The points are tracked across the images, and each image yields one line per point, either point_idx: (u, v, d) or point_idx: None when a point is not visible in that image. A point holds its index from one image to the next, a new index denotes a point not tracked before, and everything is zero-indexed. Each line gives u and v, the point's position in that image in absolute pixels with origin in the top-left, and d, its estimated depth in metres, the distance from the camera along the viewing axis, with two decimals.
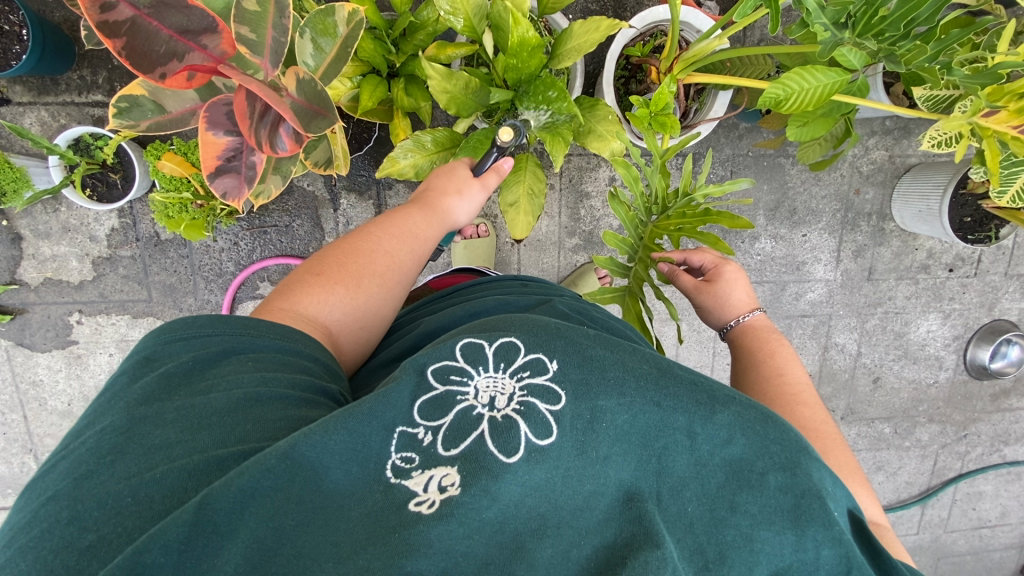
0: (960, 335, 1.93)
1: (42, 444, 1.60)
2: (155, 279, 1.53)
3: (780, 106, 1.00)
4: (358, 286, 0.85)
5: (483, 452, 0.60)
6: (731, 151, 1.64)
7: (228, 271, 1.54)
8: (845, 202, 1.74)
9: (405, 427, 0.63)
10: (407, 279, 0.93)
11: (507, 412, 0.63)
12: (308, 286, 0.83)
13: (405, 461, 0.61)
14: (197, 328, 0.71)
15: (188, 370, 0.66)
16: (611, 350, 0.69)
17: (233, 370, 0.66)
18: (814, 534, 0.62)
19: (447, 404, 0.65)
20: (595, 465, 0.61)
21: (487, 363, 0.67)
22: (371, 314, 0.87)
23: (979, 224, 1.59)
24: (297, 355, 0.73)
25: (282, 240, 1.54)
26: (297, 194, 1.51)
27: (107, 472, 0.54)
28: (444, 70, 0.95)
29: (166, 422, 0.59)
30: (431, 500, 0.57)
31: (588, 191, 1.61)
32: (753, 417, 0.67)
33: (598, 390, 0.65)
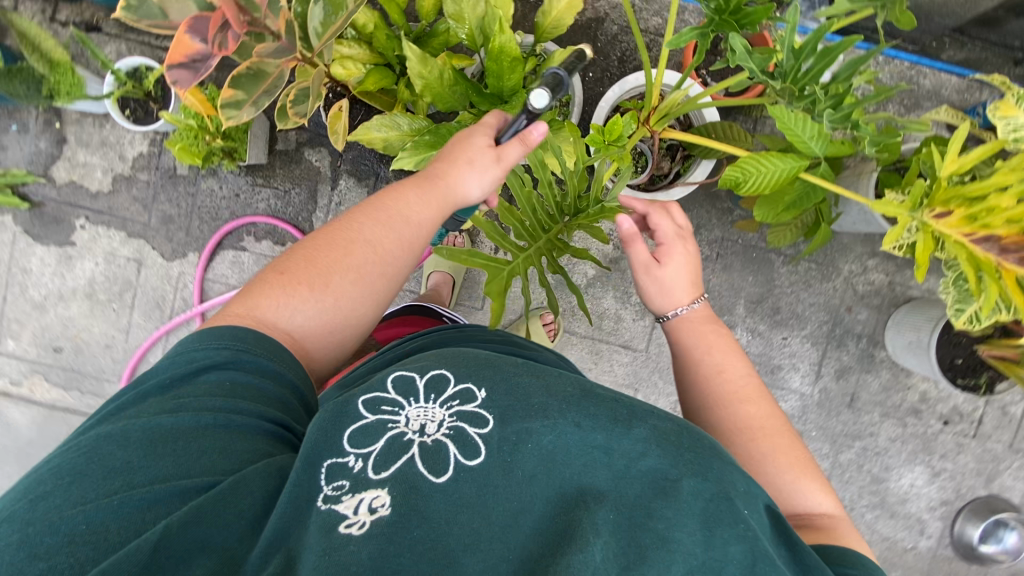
0: (949, 502, 1.72)
1: (10, 327, 1.72)
2: (158, 208, 1.67)
3: (740, 189, 1.05)
4: (326, 286, 0.86)
5: (412, 472, 0.68)
6: (721, 234, 1.65)
7: (223, 217, 1.67)
8: (834, 316, 1.67)
9: (336, 457, 0.70)
10: (386, 267, 0.92)
11: (434, 437, 0.71)
12: (272, 288, 0.85)
13: (333, 489, 0.68)
14: (188, 344, 0.77)
15: (169, 386, 0.73)
16: (540, 379, 0.76)
17: (207, 391, 0.73)
18: (721, 533, 0.62)
19: (376, 434, 0.72)
20: (518, 483, 0.67)
21: (417, 394, 0.76)
22: (345, 311, 0.88)
23: (971, 371, 1.47)
24: (274, 381, 0.78)
25: (278, 202, 1.66)
26: (304, 166, 1.65)
27: (65, 495, 0.61)
28: (421, 55, 1.06)
29: (130, 442, 0.66)
30: (360, 521, 0.64)
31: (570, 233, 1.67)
32: (669, 429, 0.70)
33: (520, 413, 0.71)
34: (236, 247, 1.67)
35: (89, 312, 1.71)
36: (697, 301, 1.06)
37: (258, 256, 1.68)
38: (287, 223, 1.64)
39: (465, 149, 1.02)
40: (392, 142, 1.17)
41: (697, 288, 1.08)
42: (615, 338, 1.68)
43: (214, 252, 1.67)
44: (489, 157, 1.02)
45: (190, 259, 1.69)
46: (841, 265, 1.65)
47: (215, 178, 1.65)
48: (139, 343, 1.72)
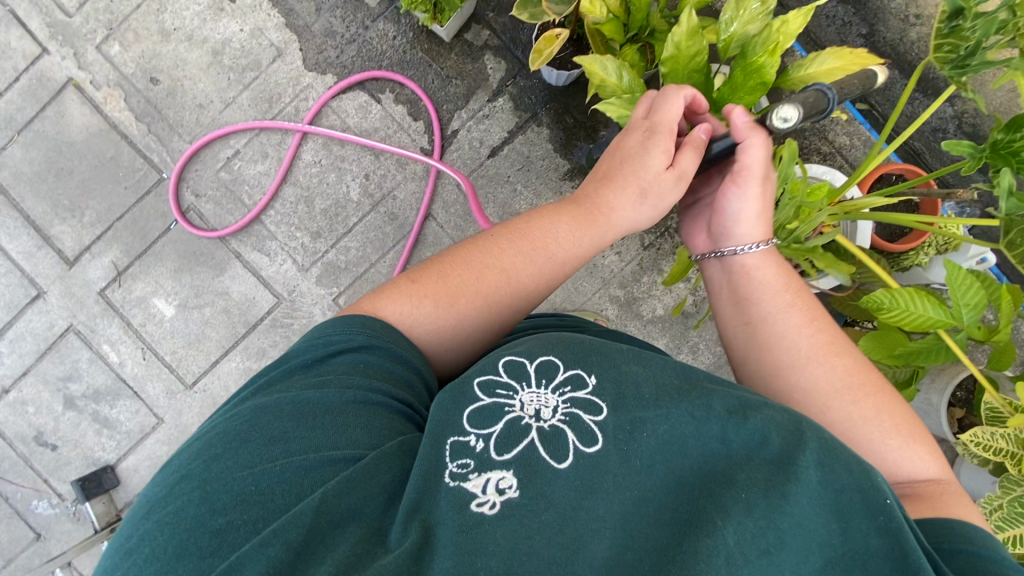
0: None
1: (124, 33, 1.66)
2: (327, 19, 1.64)
3: (879, 313, 1.09)
4: (450, 302, 0.89)
5: (534, 456, 0.69)
6: None
7: (377, 63, 1.65)
8: None
9: (457, 436, 0.71)
10: (513, 299, 0.94)
11: (552, 423, 0.71)
12: (400, 293, 0.89)
13: (458, 466, 0.69)
14: (321, 329, 0.81)
15: (306, 364, 0.77)
16: (643, 365, 0.76)
17: (343, 370, 0.76)
18: (858, 525, 0.61)
19: (495, 416, 0.72)
20: (638, 474, 0.67)
21: (529, 379, 0.75)
22: (462, 327, 0.91)
23: None
24: (401, 364, 0.80)
25: (433, 81, 1.65)
26: (476, 65, 1.64)
27: (233, 458, 0.65)
28: (694, 28, 1.05)
29: (282, 414, 0.69)
30: (490, 501, 0.66)
31: (663, 267, 1.68)
32: (784, 421, 0.67)
33: (635, 403, 0.71)
34: (373, 95, 1.65)
35: (204, 66, 1.66)
36: (768, 242, 0.97)
37: (386, 114, 1.65)
38: (432, 103, 1.63)
39: (627, 159, 1.00)
40: (607, 86, 1.15)
41: (765, 227, 0.98)
42: None
43: (350, 87, 1.65)
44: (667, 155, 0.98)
45: (325, 79, 1.66)
46: None
47: (395, 25, 1.64)
48: (230, 121, 1.67)
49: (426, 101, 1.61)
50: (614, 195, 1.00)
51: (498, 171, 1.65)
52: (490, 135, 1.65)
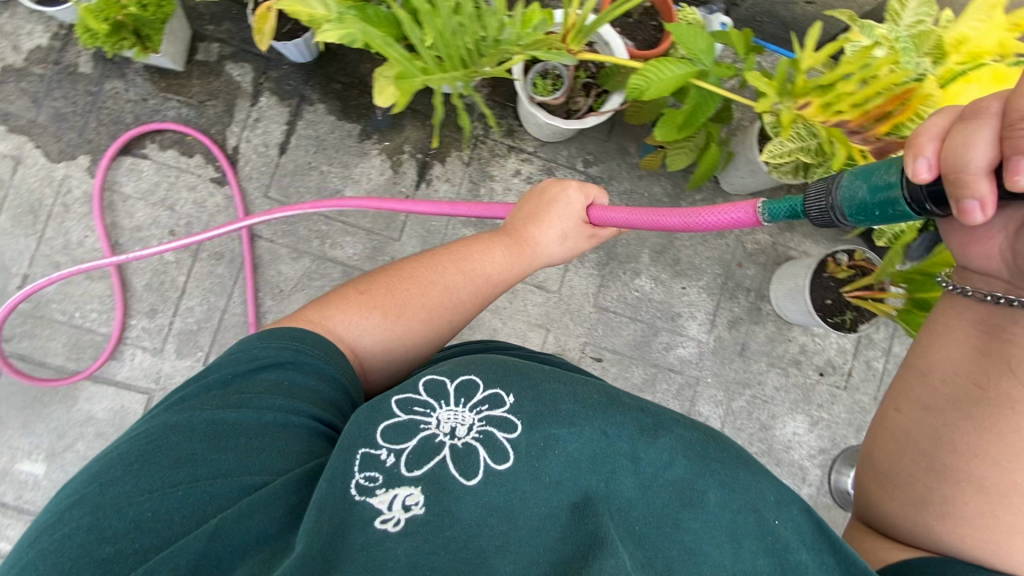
0: (826, 450, 1.86)
1: None
2: (50, 105, 1.54)
3: (642, 96, 1.18)
4: (394, 317, 0.96)
5: (445, 474, 0.73)
6: (630, 186, 1.78)
7: (125, 121, 1.57)
8: (726, 270, 1.83)
9: (368, 448, 0.74)
10: (456, 314, 1.03)
11: (467, 440, 0.75)
12: (343, 305, 0.95)
13: (367, 479, 0.72)
14: (248, 342, 0.83)
15: (222, 383, 0.80)
16: (564, 381, 0.81)
17: (266, 386, 0.79)
18: (748, 546, 0.69)
19: (410, 431, 0.76)
20: (547, 488, 0.72)
21: (448, 397, 0.79)
22: (405, 340, 0.98)
23: (838, 310, 1.64)
24: (326, 369, 0.84)
25: (189, 112, 1.60)
26: (223, 79, 1.61)
27: (131, 482, 0.67)
28: None
29: (195, 433, 0.72)
30: (395, 518, 0.69)
31: (493, 174, 1.72)
32: (693, 438, 0.76)
33: (552, 421, 0.75)
34: (137, 155, 1.57)
35: None
36: None
37: (160, 165, 1.58)
38: (199, 131, 1.57)
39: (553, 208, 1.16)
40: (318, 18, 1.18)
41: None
42: (530, 279, 1.75)
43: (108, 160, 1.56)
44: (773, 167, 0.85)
45: (79, 162, 1.55)
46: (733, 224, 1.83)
47: (122, 79, 1.57)
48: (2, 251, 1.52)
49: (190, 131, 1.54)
50: (542, 232, 1.15)
51: (297, 163, 1.63)
52: (270, 135, 1.62)
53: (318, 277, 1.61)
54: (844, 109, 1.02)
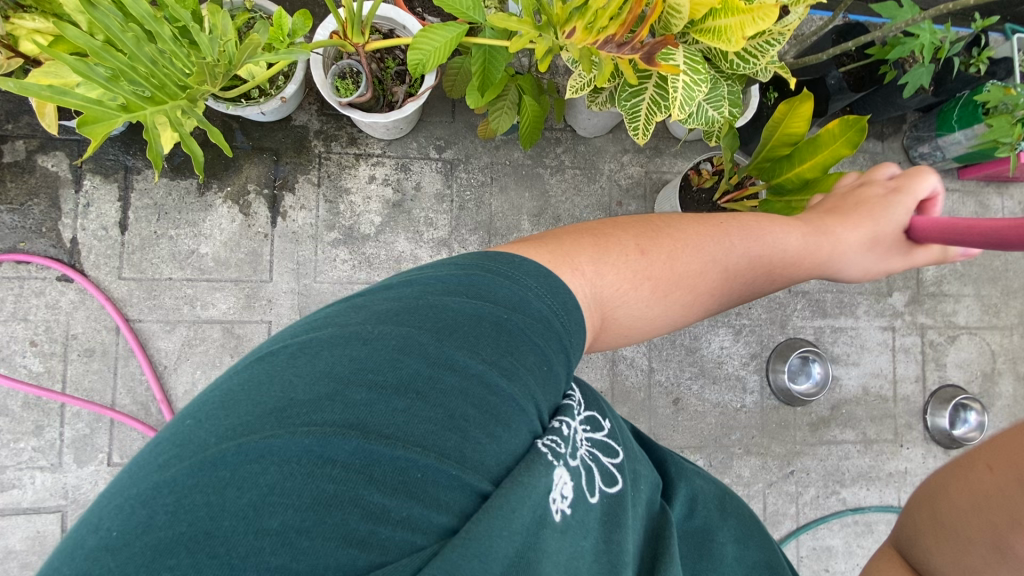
0: (757, 354, 1.86)
1: None
2: None
3: (427, 70, 1.15)
4: (656, 284, 0.81)
5: (575, 487, 0.58)
6: (489, 159, 1.75)
7: None
8: (608, 212, 1.82)
9: (541, 438, 0.56)
10: (706, 289, 0.88)
11: (580, 455, 0.60)
12: (586, 249, 0.76)
13: (554, 446, 0.57)
14: (455, 273, 0.61)
15: (427, 356, 0.53)
16: (608, 406, 0.71)
17: (532, 364, 0.57)
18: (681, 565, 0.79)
19: (566, 412, 0.61)
20: (618, 529, 0.62)
21: (571, 398, 0.64)
22: (646, 308, 0.81)
23: None
24: (547, 331, 0.60)
25: (13, 218, 1.53)
26: (38, 174, 1.54)
27: (253, 489, 0.44)
28: None
29: (401, 402, 0.50)
30: (560, 506, 0.56)
31: (347, 187, 1.67)
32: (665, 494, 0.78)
33: (628, 461, 0.68)
34: None
35: None
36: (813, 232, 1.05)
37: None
38: (29, 259, 1.51)
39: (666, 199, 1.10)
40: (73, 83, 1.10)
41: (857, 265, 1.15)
42: None
43: None
44: None
45: None
46: (602, 166, 1.82)
47: None
48: None
49: (22, 259, 1.50)
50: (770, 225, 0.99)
51: (144, 237, 1.58)
52: (106, 216, 1.56)
53: (199, 342, 1.57)
54: (606, 25, 0.99)
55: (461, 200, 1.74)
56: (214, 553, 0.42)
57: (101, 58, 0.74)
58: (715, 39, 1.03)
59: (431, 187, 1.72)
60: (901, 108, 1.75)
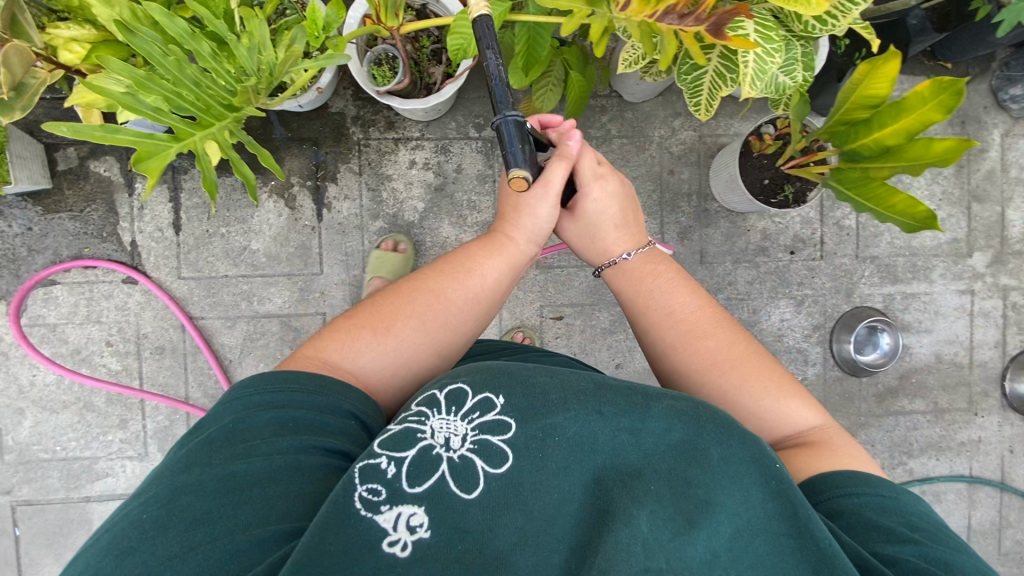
0: (820, 325, 1.78)
1: None
2: None
3: (467, 53, 1.09)
4: (389, 330, 0.92)
5: (445, 490, 0.71)
6: None
7: (22, 255, 1.57)
8: (660, 182, 1.72)
9: (368, 459, 0.73)
10: (453, 322, 0.96)
11: (462, 452, 0.74)
12: (338, 339, 0.91)
13: (370, 493, 0.70)
14: (252, 386, 0.81)
15: (234, 455, 0.72)
16: (549, 375, 0.81)
17: (283, 447, 0.74)
18: (756, 494, 0.71)
19: (409, 440, 0.74)
20: (553, 476, 0.72)
21: (440, 406, 0.77)
22: (404, 359, 0.92)
23: (779, 187, 1.52)
24: (335, 412, 0.81)
25: (75, 224, 1.58)
26: (93, 180, 1.57)
27: (150, 550, 0.64)
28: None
29: (210, 490, 0.68)
30: (402, 539, 0.68)
31: (389, 173, 1.64)
32: (684, 407, 0.77)
33: (545, 411, 0.75)
34: (50, 293, 1.58)
35: None
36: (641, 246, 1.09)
37: (72, 285, 1.58)
38: (94, 262, 1.56)
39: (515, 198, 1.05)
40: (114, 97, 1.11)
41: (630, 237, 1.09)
42: None
43: (21, 314, 1.56)
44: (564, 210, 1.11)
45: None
46: (651, 133, 1.71)
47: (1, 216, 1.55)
48: None
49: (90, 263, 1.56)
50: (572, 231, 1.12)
51: (198, 236, 1.61)
52: (160, 217, 1.59)
53: (259, 336, 1.62)
54: None
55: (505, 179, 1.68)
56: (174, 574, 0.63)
57: (146, 88, 0.77)
58: (788, 2, 0.89)
59: (473, 168, 1.67)
60: (994, 47, 1.55)
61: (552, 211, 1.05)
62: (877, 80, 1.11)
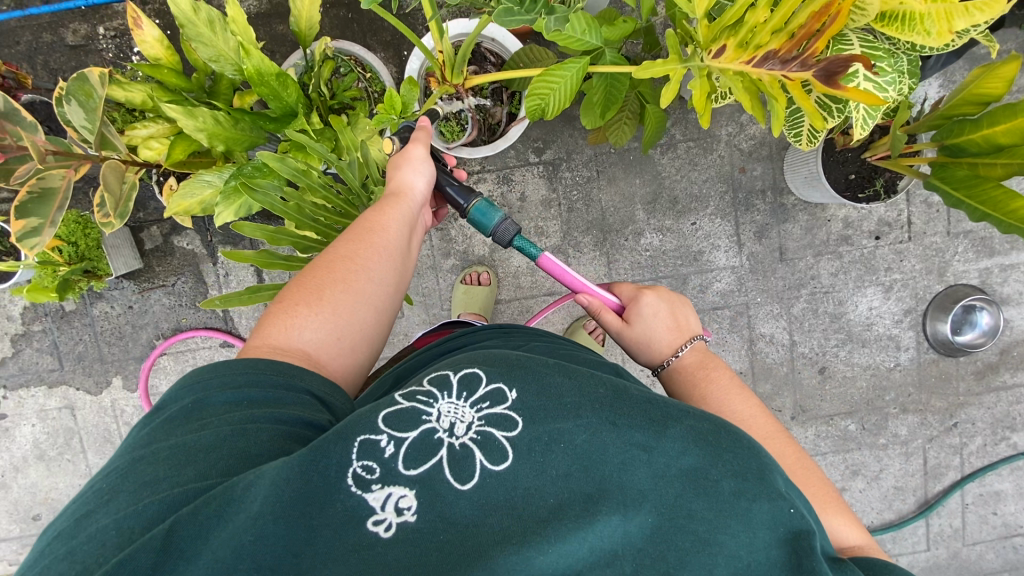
0: (912, 309, 1.71)
1: None
2: (66, 350, 1.66)
3: (547, 113, 1.04)
4: (321, 300, 0.82)
5: (439, 479, 0.64)
6: (593, 151, 1.62)
7: (127, 332, 1.66)
8: (731, 182, 1.66)
9: (368, 435, 0.65)
10: (378, 283, 0.86)
11: (463, 441, 0.67)
12: (275, 317, 0.81)
13: (365, 470, 0.63)
14: (210, 370, 0.72)
15: (184, 414, 0.68)
16: (569, 376, 0.71)
17: (227, 412, 0.68)
18: (767, 535, 0.63)
19: (412, 421, 0.68)
20: (554, 481, 0.64)
21: (452, 390, 0.71)
22: (348, 325, 0.82)
23: (867, 181, 1.45)
24: (289, 389, 0.73)
25: (170, 298, 1.66)
26: (179, 254, 1.64)
27: (103, 510, 0.59)
28: (185, 109, 1.01)
29: (159, 457, 0.63)
30: (388, 521, 0.61)
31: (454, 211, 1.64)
32: (706, 429, 0.68)
33: (552, 414, 0.67)
34: (164, 372, 1.68)
35: (44, 472, 1.69)
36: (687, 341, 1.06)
37: (177, 355, 1.68)
38: (194, 332, 1.65)
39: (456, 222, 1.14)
40: (209, 200, 1.13)
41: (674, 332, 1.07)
42: (538, 290, 1.67)
43: (150, 396, 1.68)
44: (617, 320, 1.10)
45: (116, 384, 1.68)
46: (718, 132, 1.63)
47: (102, 299, 1.64)
48: None
49: (193, 335, 1.64)
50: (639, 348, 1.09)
51: None
52: (245, 282, 1.65)
53: None
54: (767, 39, 0.83)
55: (570, 201, 1.64)
56: (112, 532, 0.57)
57: (277, 240, 0.87)
58: (904, 30, 0.82)
59: (537, 195, 1.64)
60: None
61: (427, 183, 1.00)
62: (992, 79, 1.03)
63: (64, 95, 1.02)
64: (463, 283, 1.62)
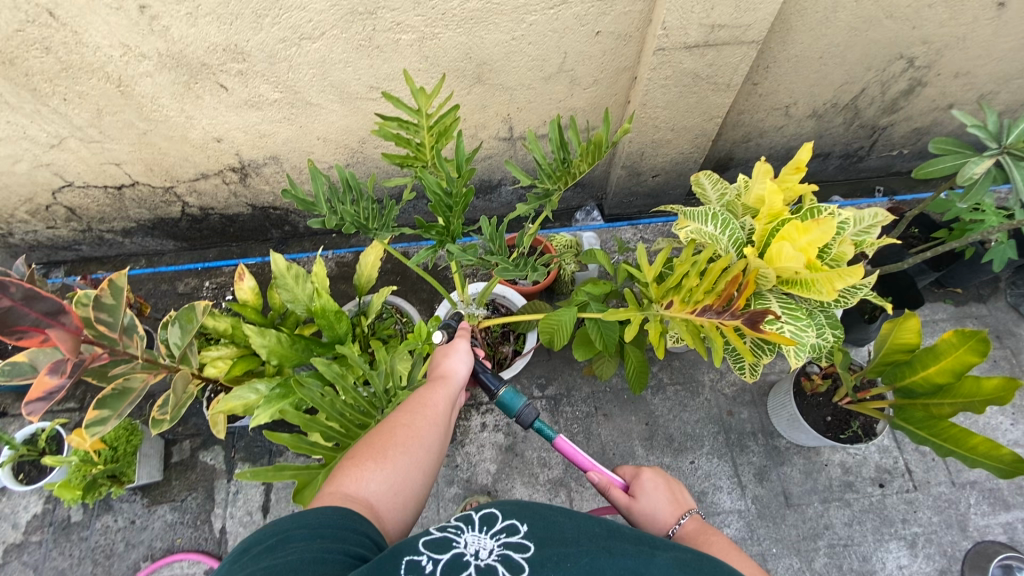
0: (948, 571, 1.57)
1: None
2: (49, 566, 1.60)
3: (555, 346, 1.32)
4: (388, 458, 0.86)
5: None
6: (590, 388, 1.83)
7: (118, 550, 1.63)
8: (721, 423, 1.78)
9: (410, 557, 0.65)
10: (433, 448, 0.93)
11: (489, 562, 0.66)
12: (343, 472, 0.82)
13: None
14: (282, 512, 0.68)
15: (256, 554, 0.62)
16: (568, 515, 0.75)
17: (299, 548, 0.63)
18: None
19: (444, 546, 0.68)
20: None
21: (473, 524, 0.73)
22: (408, 483, 0.85)
23: (844, 422, 1.56)
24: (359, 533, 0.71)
25: (174, 514, 1.67)
26: (199, 469, 1.73)
27: None
28: (259, 333, 1.29)
29: None
30: None
31: (461, 438, 1.76)
32: (691, 556, 0.70)
33: (557, 539, 0.70)
34: None
35: None
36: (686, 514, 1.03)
37: None
38: (184, 554, 1.61)
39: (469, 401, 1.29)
40: (251, 404, 1.33)
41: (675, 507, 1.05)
42: None
43: None
44: (624, 498, 1.07)
45: None
46: (701, 377, 1.84)
47: (109, 511, 1.67)
48: None
49: (182, 557, 1.59)
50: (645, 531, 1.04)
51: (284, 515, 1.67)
52: (251, 501, 1.69)
53: None
54: (702, 297, 1.10)
55: (571, 433, 1.76)
56: None
57: (310, 427, 1.04)
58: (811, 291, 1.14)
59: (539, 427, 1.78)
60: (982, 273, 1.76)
61: (466, 371, 1.13)
62: (904, 331, 1.28)
63: (174, 319, 1.33)
64: (463, 511, 1.61)
